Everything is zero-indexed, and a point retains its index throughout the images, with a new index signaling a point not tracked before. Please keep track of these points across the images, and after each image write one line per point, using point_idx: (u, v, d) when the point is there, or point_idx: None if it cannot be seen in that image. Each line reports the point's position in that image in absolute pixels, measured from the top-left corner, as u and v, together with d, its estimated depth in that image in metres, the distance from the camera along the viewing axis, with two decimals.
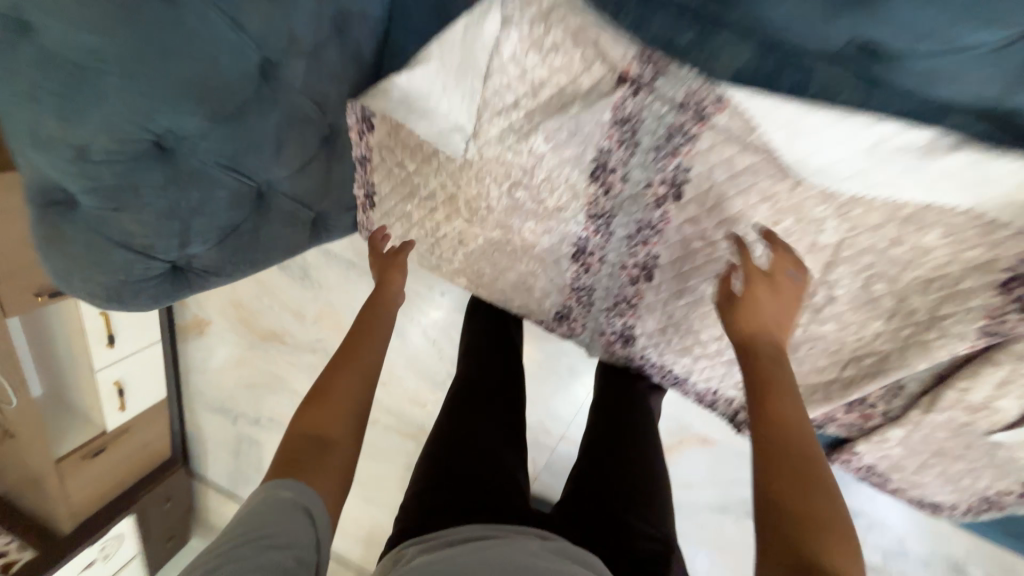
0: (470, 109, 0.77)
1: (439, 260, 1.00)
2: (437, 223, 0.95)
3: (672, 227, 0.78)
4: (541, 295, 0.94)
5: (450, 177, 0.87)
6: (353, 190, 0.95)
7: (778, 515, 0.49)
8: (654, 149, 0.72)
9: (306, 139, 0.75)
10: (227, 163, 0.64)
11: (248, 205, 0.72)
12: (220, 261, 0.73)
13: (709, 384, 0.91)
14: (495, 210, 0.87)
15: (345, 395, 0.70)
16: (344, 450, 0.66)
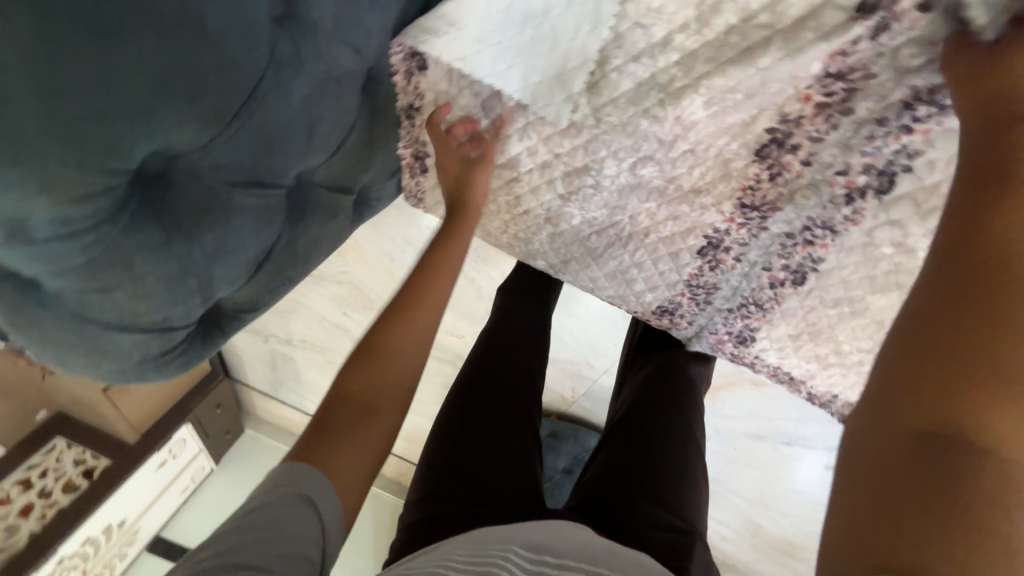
0: (599, 44, 0.55)
1: (512, 239, 0.79)
2: (515, 196, 0.73)
3: (859, 231, 0.59)
4: (643, 288, 0.77)
5: (547, 143, 0.65)
6: (398, 150, 0.71)
7: (963, 367, 0.35)
8: (874, 123, 0.52)
9: (344, 102, 0.51)
10: (245, 177, 0.45)
11: (279, 219, 0.53)
12: (257, 292, 0.57)
13: (830, 388, 0.79)
14: (604, 188, 0.68)
15: (396, 352, 0.54)
16: (388, 420, 0.51)
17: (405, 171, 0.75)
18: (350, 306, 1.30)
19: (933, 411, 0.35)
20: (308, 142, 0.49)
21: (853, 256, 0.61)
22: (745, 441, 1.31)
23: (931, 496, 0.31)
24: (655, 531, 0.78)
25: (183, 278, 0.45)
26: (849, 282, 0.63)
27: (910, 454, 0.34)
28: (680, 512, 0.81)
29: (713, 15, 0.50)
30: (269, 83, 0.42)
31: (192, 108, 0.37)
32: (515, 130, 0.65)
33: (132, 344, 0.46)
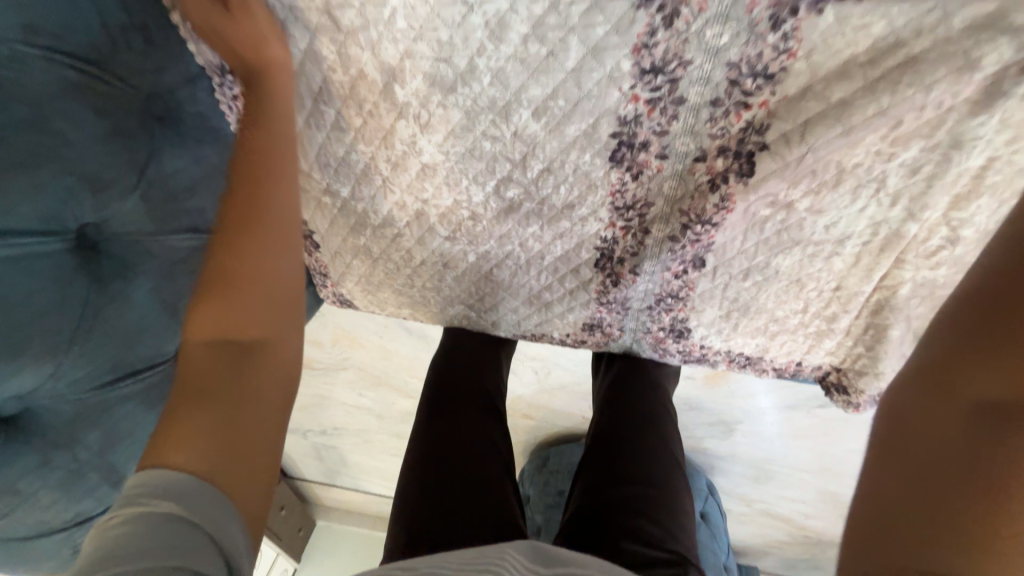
0: (415, 86, 0.52)
1: (423, 289, 0.77)
2: (406, 250, 0.71)
3: (736, 214, 0.55)
4: (564, 310, 0.74)
5: (409, 192, 0.63)
6: None
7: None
8: (710, 106, 0.48)
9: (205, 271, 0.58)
10: (114, 376, 0.52)
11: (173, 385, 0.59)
12: None
13: (790, 357, 0.73)
14: (483, 219, 0.64)
15: (248, 269, 0.47)
16: (281, 346, 0.49)
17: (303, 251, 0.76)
18: (363, 387, 1.40)
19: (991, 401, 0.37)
20: (171, 322, 0.55)
21: (747, 235, 0.58)
22: (780, 416, 1.12)
23: (987, 456, 0.35)
24: (630, 543, 0.70)
25: (80, 476, 0.54)
26: (748, 249, 0.60)
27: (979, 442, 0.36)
28: (663, 524, 0.73)
29: (505, 31, 0.47)
30: (104, 298, 0.49)
31: (20, 356, 0.44)
32: (376, 190, 0.63)
33: (54, 543, 0.57)
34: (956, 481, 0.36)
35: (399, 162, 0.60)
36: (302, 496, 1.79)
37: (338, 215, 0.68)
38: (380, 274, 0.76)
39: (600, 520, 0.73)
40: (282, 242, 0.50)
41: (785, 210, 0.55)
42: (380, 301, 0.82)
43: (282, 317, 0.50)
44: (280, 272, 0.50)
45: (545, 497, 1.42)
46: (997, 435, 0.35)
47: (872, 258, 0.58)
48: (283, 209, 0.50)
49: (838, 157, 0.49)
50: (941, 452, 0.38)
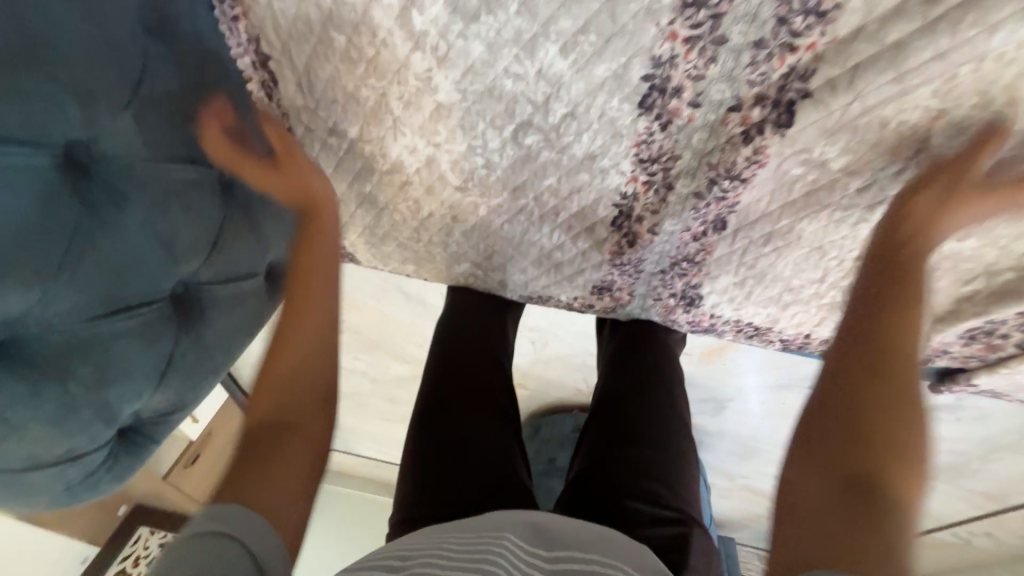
0: (434, 12, 0.48)
1: (429, 244, 0.75)
2: (414, 201, 0.68)
3: (767, 169, 0.53)
4: (573, 272, 0.73)
5: (421, 135, 0.59)
6: None
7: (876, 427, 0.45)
8: (753, 48, 0.45)
9: (199, 205, 0.55)
10: (106, 309, 0.48)
11: (170, 323, 0.56)
12: (178, 394, 0.60)
13: (800, 328, 0.72)
14: (498, 169, 0.61)
15: (301, 331, 0.54)
16: (324, 411, 0.52)
17: None
18: (359, 350, 1.38)
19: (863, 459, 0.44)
20: (166, 255, 0.52)
21: (773, 196, 0.56)
22: (771, 394, 1.13)
23: (864, 492, 0.42)
24: (633, 501, 0.71)
25: (75, 413, 0.49)
26: (772, 212, 0.58)
27: (843, 490, 0.42)
28: (666, 481, 0.73)
29: None
30: (95, 222, 0.45)
31: (5, 278, 0.39)
32: (386, 131, 0.60)
33: (48, 481, 0.51)
34: (850, 506, 0.41)
35: (412, 100, 0.56)
36: None
37: (343, 158, 0.65)
38: (385, 226, 0.73)
39: (601, 482, 0.73)
40: (326, 291, 0.57)
41: (816, 170, 0.52)
42: (385, 255, 0.79)
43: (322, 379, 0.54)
44: (320, 312, 0.56)
45: (538, 464, 1.44)
46: (865, 490, 0.42)
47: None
48: (329, 292, 0.57)
49: (882, 111, 0.47)
50: (822, 484, 0.43)
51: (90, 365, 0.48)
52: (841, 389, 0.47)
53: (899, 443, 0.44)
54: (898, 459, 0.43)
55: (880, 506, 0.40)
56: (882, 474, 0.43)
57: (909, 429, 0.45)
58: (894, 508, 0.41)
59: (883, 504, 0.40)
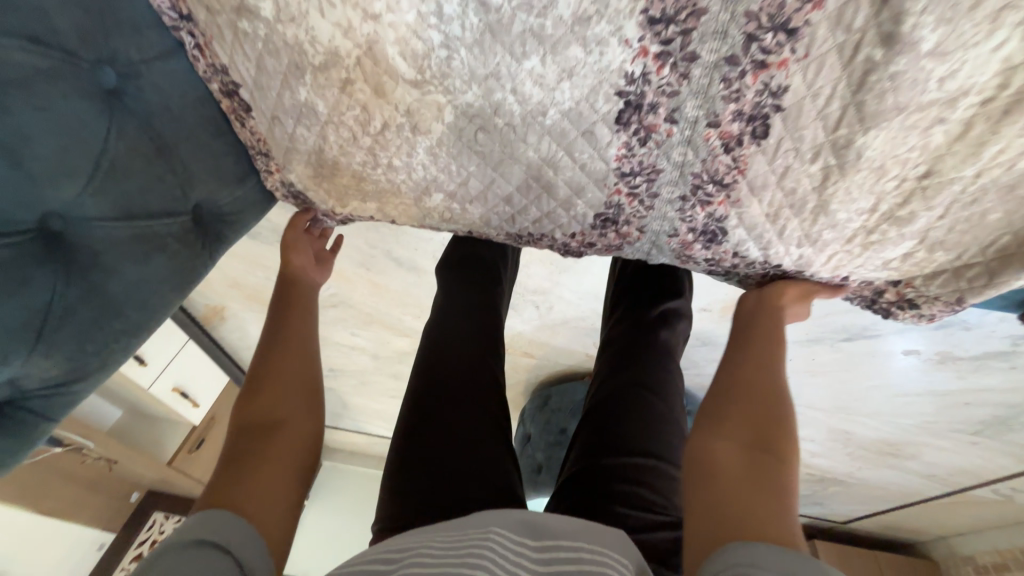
0: None
1: (390, 170, 0.61)
2: (361, 107, 0.53)
3: (825, 18, 0.38)
4: (570, 194, 0.58)
5: (354, 3, 0.44)
6: (212, 92, 0.55)
7: (756, 402, 0.51)
8: None
9: (61, 112, 0.43)
10: None
11: (43, 264, 0.45)
12: (71, 360, 0.48)
13: (837, 271, 0.57)
14: (461, 51, 0.46)
15: (281, 378, 0.60)
16: (301, 425, 0.57)
17: (232, 121, 0.58)
18: (353, 324, 1.27)
19: (753, 428, 0.48)
20: (12, 174, 0.41)
21: (827, 64, 0.41)
22: (795, 352, 0.97)
23: (760, 458, 0.46)
24: (622, 506, 0.57)
25: None
26: (823, 92, 0.42)
27: (746, 455, 0.46)
28: (662, 489, 0.60)
29: None
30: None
31: None
32: (309, 2, 0.44)
33: None
34: (747, 468, 0.45)
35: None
36: None
37: (263, 52, 0.50)
38: (333, 150, 0.59)
39: (590, 479, 0.61)
40: (303, 342, 0.64)
41: (901, 11, 0.36)
42: (340, 193, 0.65)
43: (309, 404, 0.60)
44: (299, 360, 0.62)
45: (548, 436, 1.34)
46: (762, 452, 0.46)
47: (987, 126, 0.41)
48: (301, 350, 0.63)
49: None
50: (730, 456, 0.46)
51: None
52: (732, 379, 0.53)
53: (781, 416, 0.49)
54: (784, 424, 0.49)
55: (772, 466, 0.45)
56: (773, 439, 0.47)
57: (782, 398, 0.51)
58: (785, 465, 0.45)
59: (773, 461, 0.45)
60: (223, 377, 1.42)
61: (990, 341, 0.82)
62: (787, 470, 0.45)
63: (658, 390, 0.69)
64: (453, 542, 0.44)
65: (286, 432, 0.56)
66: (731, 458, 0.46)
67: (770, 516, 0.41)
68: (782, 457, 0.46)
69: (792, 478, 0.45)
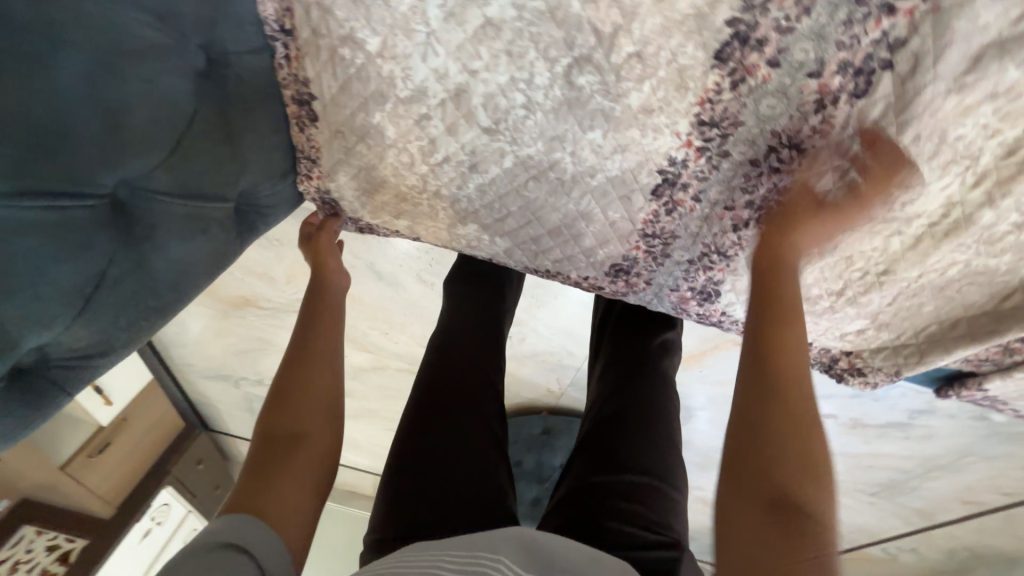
0: None
1: (436, 197, 0.66)
2: (429, 139, 0.59)
3: (828, 146, 0.50)
4: (594, 244, 0.66)
5: (457, 57, 0.50)
6: (284, 98, 0.58)
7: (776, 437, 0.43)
8: (853, 4, 0.41)
9: (163, 83, 0.43)
10: (29, 189, 0.34)
11: (109, 231, 0.42)
12: (104, 334, 0.45)
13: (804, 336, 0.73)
14: (536, 113, 0.53)
15: (306, 392, 0.59)
16: (321, 438, 0.57)
17: (292, 124, 0.61)
18: None
19: (777, 479, 0.41)
20: (111, 139, 0.39)
21: (823, 179, 0.53)
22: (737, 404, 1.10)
23: (780, 503, 0.40)
24: (616, 522, 0.67)
25: None
26: None
27: (768, 515, 0.40)
28: (654, 508, 0.69)
29: None
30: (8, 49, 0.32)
31: None
32: (415, 47, 0.50)
33: None
34: (771, 511, 0.40)
35: (455, 12, 0.47)
36: (222, 448, 1.63)
37: (353, 76, 0.54)
38: (385, 170, 0.64)
39: (587, 494, 0.70)
40: (327, 352, 0.63)
41: (882, 155, 0.49)
42: (375, 205, 0.69)
43: (329, 415, 0.59)
44: (321, 370, 0.61)
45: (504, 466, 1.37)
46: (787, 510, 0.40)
47: (931, 243, 0.55)
48: (322, 360, 0.62)
49: (950, 109, 0.45)
50: (750, 520, 0.41)
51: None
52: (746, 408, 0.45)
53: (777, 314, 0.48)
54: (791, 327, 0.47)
55: (796, 531, 0.39)
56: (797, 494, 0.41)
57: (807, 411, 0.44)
58: (808, 527, 0.39)
59: (800, 488, 0.41)
60: (144, 372, 1.26)
61: (891, 412, 0.99)
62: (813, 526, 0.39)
63: (653, 418, 0.77)
64: (462, 556, 0.48)
65: (307, 446, 0.55)
66: (752, 499, 0.41)
67: (806, 572, 0.38)
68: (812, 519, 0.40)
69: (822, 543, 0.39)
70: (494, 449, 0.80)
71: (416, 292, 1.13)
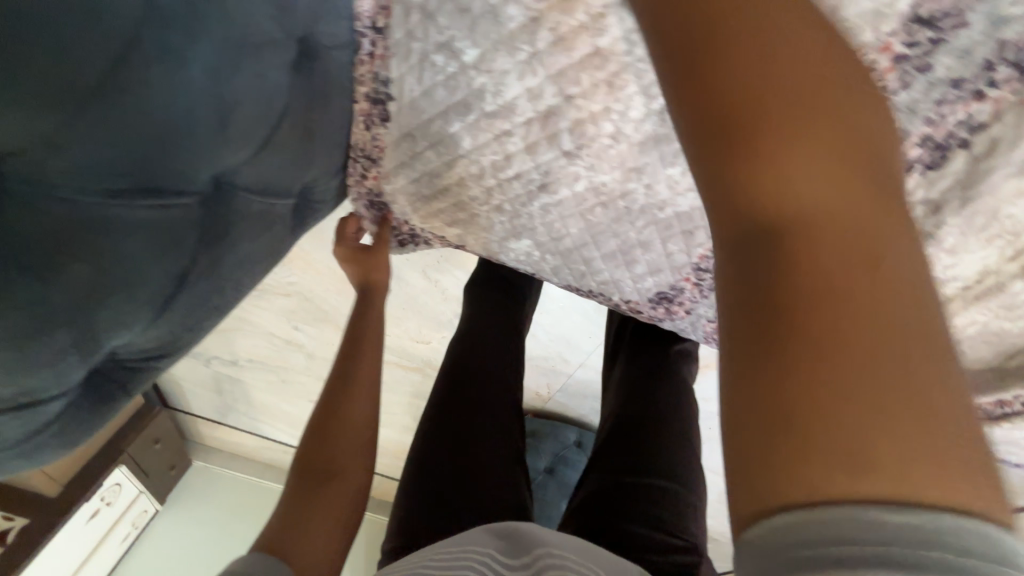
0: None
1: (495, 210, 0.65)
2: (505, 154, 0.58)
3: None
4: (644, 270, 0.68)
5: (557, 81, 0.51)
6: (357, 92, 0.56)
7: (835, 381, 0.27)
8: (950, 86, 0.45)
9: (270, 75, 0.41)
10: (140, 185, 0.34)
11: (196, 228, 0.40)
12: (173, 332, 0.42)
13: None
14: (622, 142, 0.54)
15: (342, 425, 0.66)
16: (354, 478, 0.65)
17: (359, 120, 0.59)
18: (302, 320, 1.13)
19: (842, 437, 0.26)
20: (218, 131, 0.38)
21: None
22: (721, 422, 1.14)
23: (771, 330, 0.28)
24: (639, 526, 0.71)
25: (33, 342, 0.30)
26: None
27: (836, 460, 0.26)
28: (674, 512, 0.74)
29: None
30: (150, 46, 0.31)
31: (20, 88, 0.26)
32: (515, 65, 0.50)
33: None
34: (803, 388, 0.27)
35: (566, 37, 0.48)
36: (182, 426, 1.52)
37: (440, 83, 0.53)
38: (451, 178, 0.62)
39: (605, 502, 0.74)
40: (367, 383, 0.70)
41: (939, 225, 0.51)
42: (427, 211, 0.68)
43: (361, 454, 0.66)
44: (358, 404, 0.68)
45: None
46: (863, 449, 0.25)
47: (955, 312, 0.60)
48: (361, 393, 0.68)
49: (1009, 196, 0.49)
50: (801, 507, 0.26)
51: (77, 268, 0.31)
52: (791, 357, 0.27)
53: (758, 139, 0.31)
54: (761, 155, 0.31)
55: (879, 483, 0.25)
56: (870, 399, 0.26)
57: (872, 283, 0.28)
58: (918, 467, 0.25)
59: (828, 325, 0.28)
60: None
61: None
62: (919, 465, 0.25)
63: (670, 427, 0.81)
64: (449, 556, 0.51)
65: (342, 482, 0.63)
66: (760, 379, 0.28)
67: (872, 449, 0.25)
68: (899, 439, 0.25)
69: (920, 471, 0.25)
70: (516, 453, 0.82)
71: (420, 288, 1.12)
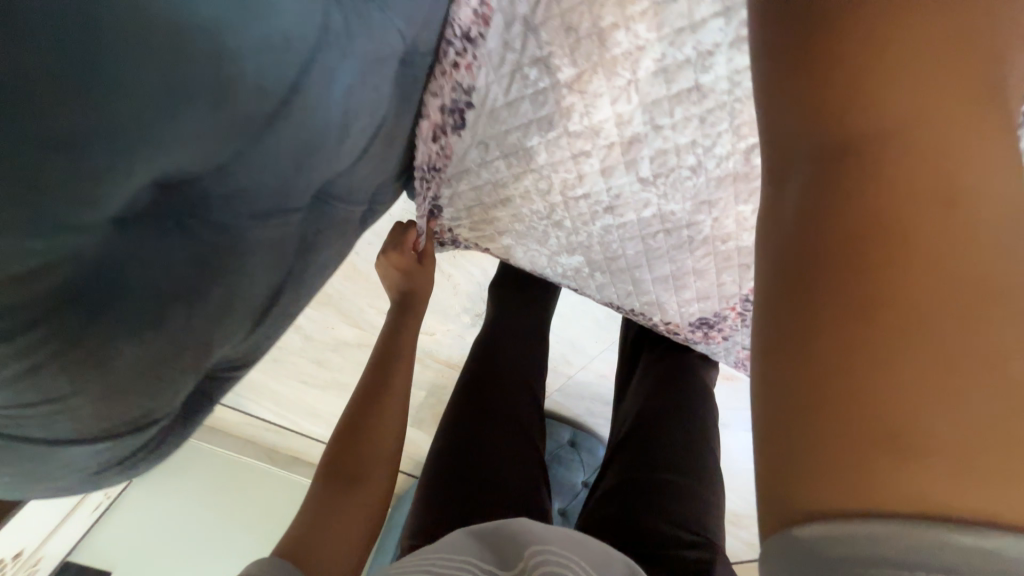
0: None
1: (554, 227, 0.65)
2: (577, 174, 0.58)
3: None
4: (692, 296, 0.69)
5: (648, 110, 0.51)
6: (432, 102, 0.53)
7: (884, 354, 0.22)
8: None
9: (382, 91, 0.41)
10: (273, 205, 0.36)
11: (296, 240, 0.41)
12: (262, 339, 0.43)
13: None
14: (701, 175, 0.55)
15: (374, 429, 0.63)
16: (379, 484, 0.61)
17: (428, 131, 0.55)
18: None
19: (882, 412, 0.21)
20: (338, 148, 0.39)
21: None
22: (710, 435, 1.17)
23: (807, 290, 0.25)
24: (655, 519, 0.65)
25: (177, 356, 0.32)
26: None
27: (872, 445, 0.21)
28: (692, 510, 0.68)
29: None
30: (317, 70, 0.33)
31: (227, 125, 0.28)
32: (611, 89, 0.50)
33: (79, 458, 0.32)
34: (838, 355, 0.23)
35: (670, 69, 0.48)
36: None
37: (527, 97, 0.52)
38: (514, 191, 0.62)
39: (626, 496, 0.69)
40: (401, 389, 0.67)
41: None
42: (479, 220, 0.67)
43: (390, 460, 0.63)
44: (391, 409, 0.65)
45: None
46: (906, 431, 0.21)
47: None
48: (396, 398, 0.66)
49: None
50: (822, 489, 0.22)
51: (213, 287, 0.32)
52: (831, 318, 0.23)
53: (807, 69, 0.27)
54: (803, 87, 0.27)
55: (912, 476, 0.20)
56: (917, 379, 0.21)
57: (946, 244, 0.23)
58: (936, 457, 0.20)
59: (873, 275, 0.23)
60: None
61: None
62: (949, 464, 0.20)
63: (689, 424, 0.76)
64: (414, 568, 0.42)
65: (368, 487, 0.60)
66: (787, 356, 0.24)
67: (901, 429, 0.21)
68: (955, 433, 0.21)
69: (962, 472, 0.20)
70: (530, 447, 0.78)
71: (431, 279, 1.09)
